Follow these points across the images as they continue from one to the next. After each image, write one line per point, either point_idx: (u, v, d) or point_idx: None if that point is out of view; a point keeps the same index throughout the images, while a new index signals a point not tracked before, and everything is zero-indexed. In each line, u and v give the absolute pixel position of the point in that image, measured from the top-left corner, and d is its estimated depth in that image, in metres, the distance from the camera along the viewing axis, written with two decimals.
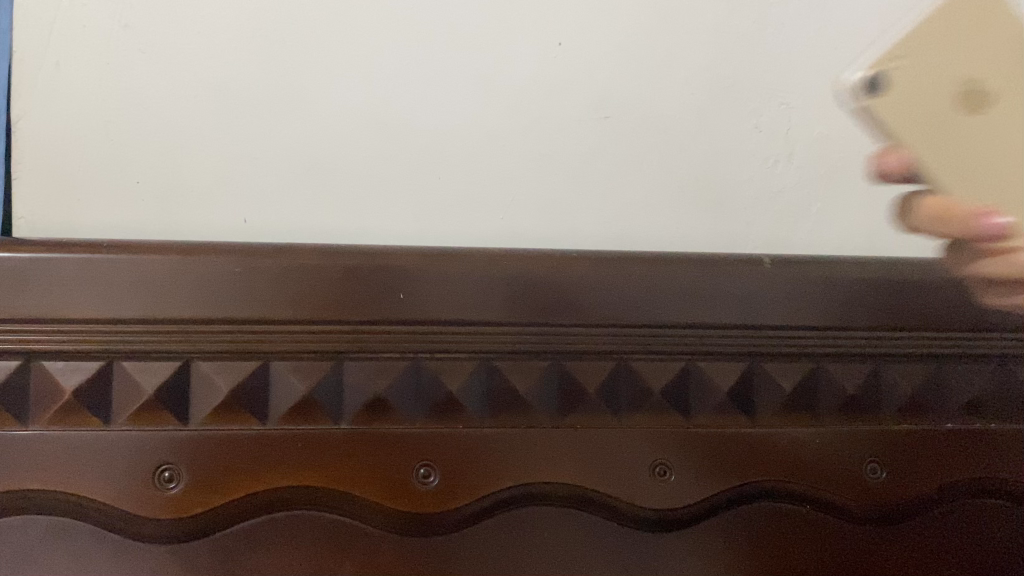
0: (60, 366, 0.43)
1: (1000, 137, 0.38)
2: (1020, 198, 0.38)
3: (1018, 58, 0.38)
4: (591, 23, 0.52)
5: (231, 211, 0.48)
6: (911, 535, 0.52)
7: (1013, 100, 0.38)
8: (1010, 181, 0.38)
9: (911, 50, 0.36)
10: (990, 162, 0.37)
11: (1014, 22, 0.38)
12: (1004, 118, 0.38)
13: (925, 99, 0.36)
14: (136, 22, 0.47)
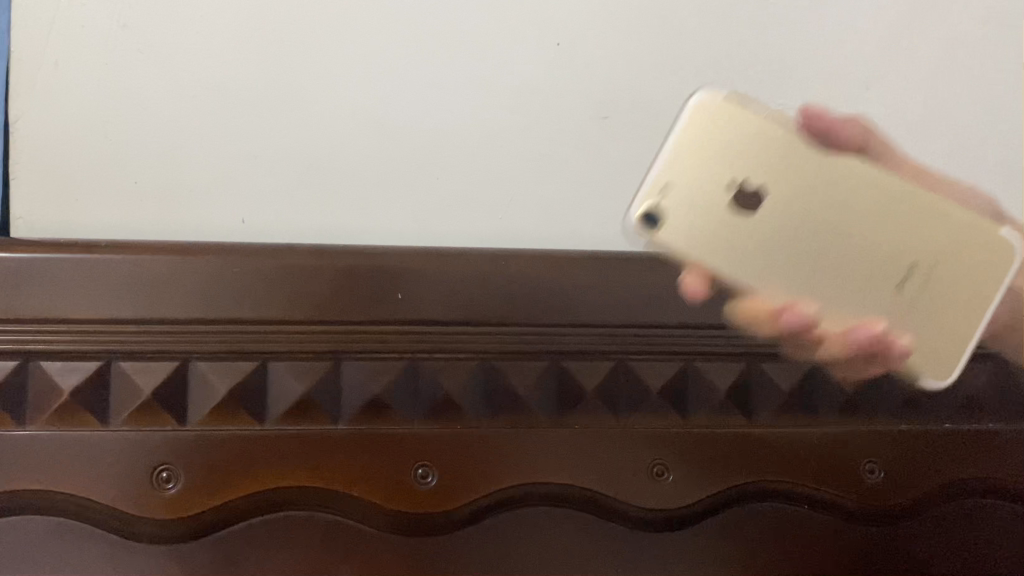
0: (59, 366, 0.45)
1: (793, 240, 0.42)
2: (830, 295, 0.42)
3: (780, 160, 0.42)
4: (589, 23, 0.52)
5: (230, 211, 0.49)
6: (914, 535, 0.52)
7: (786, 202, 0.42)
8: (822, 278, 0.42)
9: (678, 177, 0.41)
10: (799, 248, 0.42)
11: (768, 124, 0.41)
12: (790, 221, 0.42)
13: (708, 220, 0.41)
14: (135, 23, 0.48)
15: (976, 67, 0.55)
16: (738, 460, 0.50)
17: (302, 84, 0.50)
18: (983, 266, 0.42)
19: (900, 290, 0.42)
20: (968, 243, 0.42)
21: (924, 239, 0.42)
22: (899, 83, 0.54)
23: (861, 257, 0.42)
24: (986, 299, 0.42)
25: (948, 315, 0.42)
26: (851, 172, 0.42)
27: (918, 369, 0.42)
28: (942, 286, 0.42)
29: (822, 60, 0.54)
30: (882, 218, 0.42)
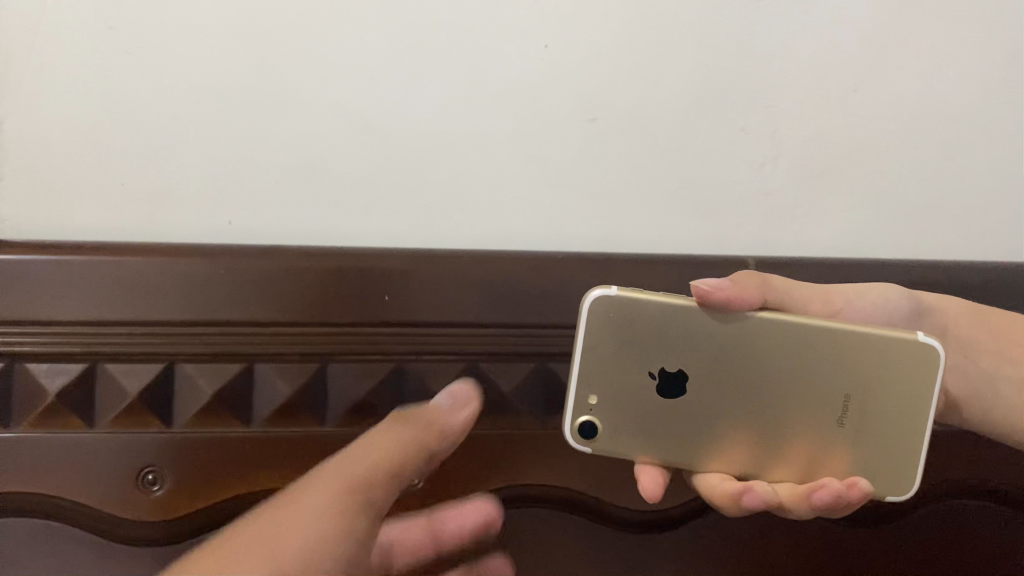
0: (45, 367, 0.45)
1: (728, 407, 0.43)
2: (776, 453, 0.43)
3: (697, 338, 0.42)
4: (580, 24, 0.51)
5: (216, 215, 0.50)
6: (898, 534, 0.53)
7: (715, 375, 0.42)
8: (766, 438, 0.43)
9: (601, 379, 0.42)
10: (734, 419, 0.43)
11: (678, 311, 0.42)
12: (722, 391, 0.42)
13: (643, 414, 0.42)
14: (121, 23, 0.47)
15: (974, 66, 0.54)
16: None
17: (289, 88, 0.49)
18: (912, 382, 0.43)
19: (843, 427, 0.43)
20: (893, 362, 0.43)
21: (849, 374, 0.43)
22: (892, 85, 0.54)
23: (797, 412, 0.43)
24: (922, 409, 0.43)
25: (895, 434, 0.43)
26: (765, 333, 0.42)
27: (882, 494, 0.43)
28: (881, 411, 0.43)
29: (814, 64, 0.53)
30: (806, 372, 0.43)
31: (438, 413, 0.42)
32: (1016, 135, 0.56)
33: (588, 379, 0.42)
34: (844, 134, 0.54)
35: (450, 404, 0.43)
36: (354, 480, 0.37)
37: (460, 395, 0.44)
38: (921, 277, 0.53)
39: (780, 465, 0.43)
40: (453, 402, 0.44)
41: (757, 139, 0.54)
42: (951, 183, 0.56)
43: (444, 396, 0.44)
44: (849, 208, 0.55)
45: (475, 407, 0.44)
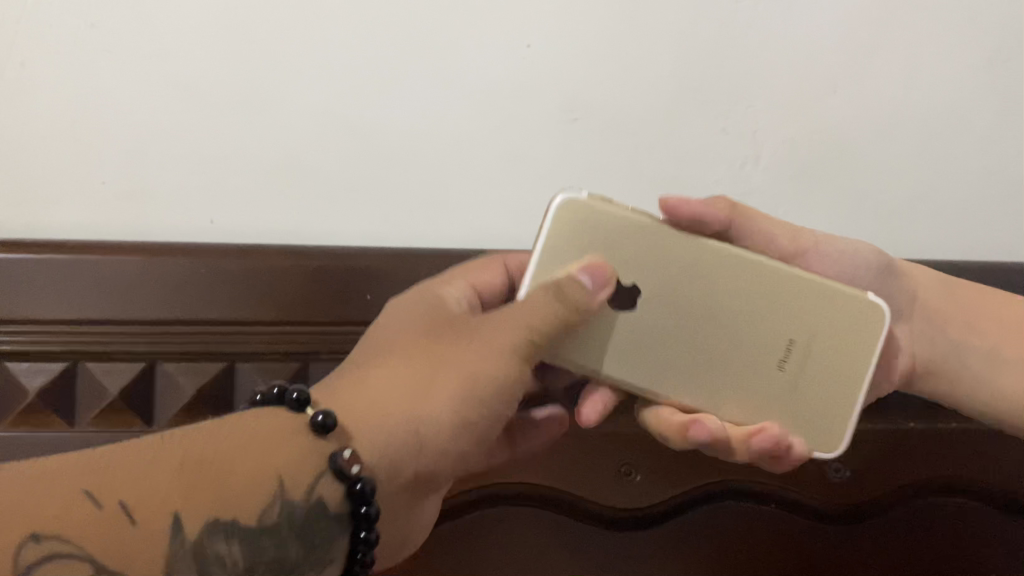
0: (25, 366, 0.45)
1: (675, 332, 0.40)
2: (716, 388, 0.40)
3: (650, 256, 0.40)
4: (558, 25, 0.52)
5: (197, 213, 0.49)
6: (883, 533, 0.52)
7: (665, 296, 0.40)
8: (710, 372, 0.40)
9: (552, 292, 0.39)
10: (683, 346, 0.40)
11: (635, 223, 0.39)
12: (672, 314, 0.40)
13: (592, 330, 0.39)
14: (103, 22, 0.48)
15: (947, 67, 0.55)
16: (698, 462, 0.51)
17: (272, 87, 0.49)
18: (859, 338, 0.41)
19: (785, 370, 0.41)
20: (838, 313, 0.41)
21: (797, 317, 0.41)
22: (872, 85, 0.55)
23: (747, 347, 0.40)
24: (862, 368, 0.41)
25: (835, 388, 0.41)
26: (720, 257, 0.40)
27: (814, 446, 0.41)
28: (826, 363, 0.41)
29: (791, 64, 0.54)
30: (757, 308, 0.40)
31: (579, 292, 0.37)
32: (989, 136, 0.56)
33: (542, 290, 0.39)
34: (826, 133, 0.55)
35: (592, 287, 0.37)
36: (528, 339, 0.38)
37: (599, 273, 0.37)
38: None
39: (727, 400, 0.40)
40: (595, 287, 0.37)
41: (736, 138, 0.54)
42: (929, 182, 0.56)
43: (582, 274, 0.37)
44: (832, 209, 0.55)
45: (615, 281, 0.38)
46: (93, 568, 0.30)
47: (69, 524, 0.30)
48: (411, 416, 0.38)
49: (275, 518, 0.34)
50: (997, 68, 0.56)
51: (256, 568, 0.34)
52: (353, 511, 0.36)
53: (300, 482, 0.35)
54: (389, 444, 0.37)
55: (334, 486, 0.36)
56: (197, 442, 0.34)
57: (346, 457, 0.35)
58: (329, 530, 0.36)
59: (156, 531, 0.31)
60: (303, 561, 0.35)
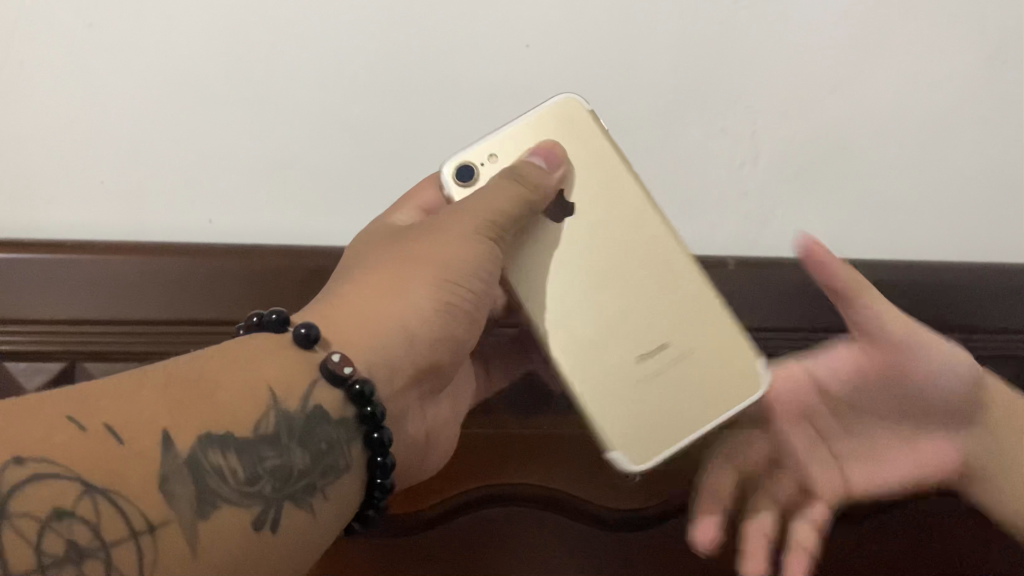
0: (21, 367, 0.45)
1: (585, 266, 0.43)
2: (587, 333, 0.42)
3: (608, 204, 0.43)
4: (555, 26, 0.52)
5: (196, 214, 0.49)
6: (883, 533, 0.51)
7: (596, 240, 0.43)
8: (597, 314, 0.42)
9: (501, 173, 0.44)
10: (591, 278, 0.43)
11: (619, 168, 0.43)
12: (592, 253, 0.43)
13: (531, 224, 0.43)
14: (102, 22, 0.48)
15: (945, 68, 0.55)
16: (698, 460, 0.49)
17: (270, 87, 0.49)
18: (725, 388, 0.41)
19: (641, 365, 0.42)
20: (718, 356, 0.42)
21: (685, 330, 0.42)
22: (870, 86, 0.55)
23: (633, 319, 0.42)
24: (711, 413, 0.41)
25: (674, 417, 0.41)
26: (666, 232, 0.43)
27: (618, 445, 0.41)
28: (677, 391, 0.41)
29: (789, 65, 0.54)
30: (662, 295, 0.42)
31: (535, 173, 0.41)
32: (988, 137, 0.56)
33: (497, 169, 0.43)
34: (824, 134, 0.55)
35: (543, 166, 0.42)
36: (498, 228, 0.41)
37: (549, 155, 0.43)
38: (903, 275, 0.53)
39: (590, 344, 0.42)
40: (546, 166, 0.42)
41: (735, 139, 0.54)
42: (928, 183, 0.56)
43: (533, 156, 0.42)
44: (830, 210, 0.55)
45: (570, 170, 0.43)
46: (85, 489, 0.28)
47: (53, 447, 0.28)
48: (395, 306, 0.39)
49: (274, 428, 0.33)
50: (996, 70, 0.56)
51: (263, 478, 0.33)
52: (359, 414, 0.36)
53: (294, 394, 0.34)
54: (378, 339, 0.38)
55: (331, 392, 0.35)
56: (181, 366, 0.33)
57: (335, 362, 0.35)
58: (335, 438, 0.35)
59: (148, 448, 0.30)
60: (311, 471, 0.34)
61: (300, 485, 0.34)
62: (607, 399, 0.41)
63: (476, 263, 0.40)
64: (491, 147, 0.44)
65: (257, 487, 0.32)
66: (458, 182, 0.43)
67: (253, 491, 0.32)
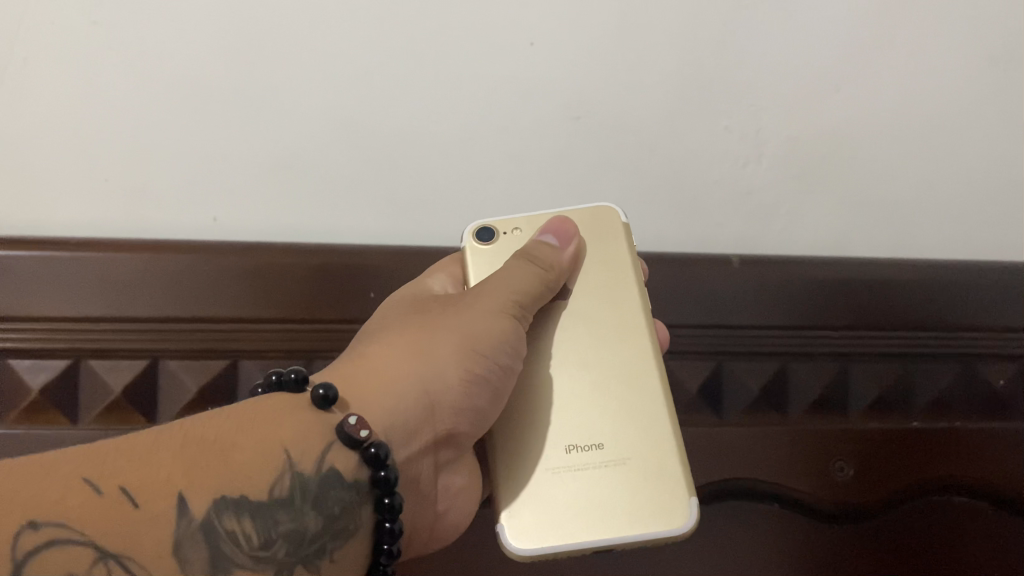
0: (26, 364, 0.45)
1: (561, 352, 0.43)
2: (543, 413, 0.42)
3: (602, 304, 0.44)
4: (559, 25, 0.52)
5: (199, 211, 0.49)
6: (885, 530, 0.51)
7: (580, 333, 0.44)
8: (560, 398, 0.42)
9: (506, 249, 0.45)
10: (567, 361, 0.43)
11: (628, 271, 0.45)
12: (572, 343, 0.43)
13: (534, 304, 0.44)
14: (106, 19, 0.48)
15: (946, 68, 0.56)
16: (704, 456, 0.48)
17: (274, 87, 0.49)
18: (644, 506, 0.39)
19: (570, 454, 0.41)
20: (650, 477, 0.40)
21: (628, 441, 0.41)
22: (872, 87, 0.55)
23: (592, 411, 0.42)
24: (620, 524, 0.39)
25: (586, 515, 0.39)
26: (648, 343, 0.43)
27: (506, 517, 0.40)
28: (594, 495, 0.40)
29: (793, 65, 0.54)
30: (625, 401, 0.42)
31: (547, 250, 0.43)
32: (989, 136, 0.57)
33: (517, 242, 0.45)
34: (826, 134, 0.55)
35: (555, 243, 0.44)
36: (517, 301, 0.42)
37: (564, 231, 0.44)
38: (903, 273, 0.53)
39: (540, 423, 0.42)
40: (558, 243, 0.44)
41: (739, 137, 0.54)
42: (930, 182, 0.56)
43: (549, 235, 0.44)
44: (834, 208, 0.55)
45: (583, 246, 0.45)
46: (99, 555, 0.29)
47: (69, 510, 0.29)
48: (415, 378, 0.40)
49: (288, 490, 0.34)
50: (996, 70, 0.56)
51: (277, 542, 0.33)
52: (373, 478, 0.36)
53: (309, 458, 0.35)
54: (398, 405, 0.39)
55: (347, 455, 0.36)
56: (195, 430, 0.34)
57: (352, 425, 0.36)
58: (349, 501, 0.35)
59: (163, 513, 0.30)
60: (324, 534, 0.34)
61: (313, 549, 0.34)
62: (520, 483, 0.40)
63: (499, 336, 0.41)
64: (517, 222, 0.46)
65: (270, 551, 0.32)
66: (477, 242, 0.45)
67: (266, 555, 0.32)
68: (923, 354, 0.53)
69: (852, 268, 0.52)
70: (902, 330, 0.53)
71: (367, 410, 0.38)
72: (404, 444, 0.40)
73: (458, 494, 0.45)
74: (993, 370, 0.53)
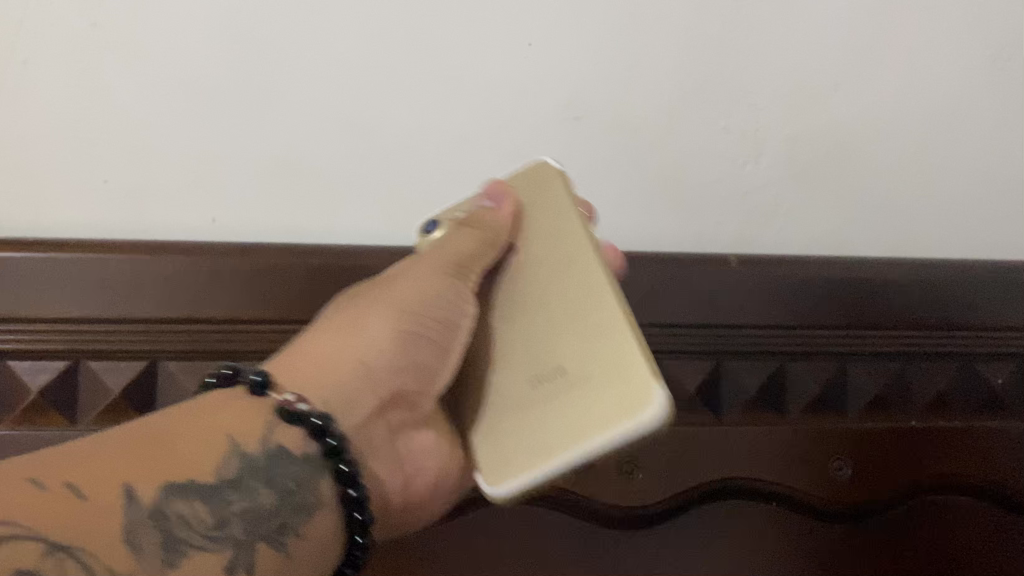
0: (27, 364, 0.45)
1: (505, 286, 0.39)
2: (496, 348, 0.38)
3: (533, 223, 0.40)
4: (559, 25, 0.52)
5: (199, 212, 0.49)
6: (886, 529, 0.51)
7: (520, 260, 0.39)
8: (506, 331, 0.38)
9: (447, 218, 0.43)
10: (511, 294, 0.39)
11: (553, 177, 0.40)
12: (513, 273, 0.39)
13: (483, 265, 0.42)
14: (106, 21, 0.48)
15: (944, 67, 0.56)
16: (701, 456, 0.49)
17: (273, 87, 0.50)
18: (610, 417, 0.32)
19: (525, 375, 0.36)
20: (613, 371, 0.33)
21: (590, 343, 0.34)
22: (871, 86, 0.55)
23: (548, 337, 0.36)
24: (591, 433, 0.32)
25: (571, 434, 0.33)
26: (590, 241, 0.37)
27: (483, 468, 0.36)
28: (561, 417, 0.33)
29: (792, 64, 0.54)
30: (574, 308, 0.35)
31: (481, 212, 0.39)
32: (988, 134, 0.57)
33: None
34: (824, 133, 0.55)
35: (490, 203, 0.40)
36: (453, 256, 0.39)
37: (498, 191, 0.40)
38: (904, 272, 0.53)
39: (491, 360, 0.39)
40: (491, 202, 0.40)
41: (738, 137, 0.54)
42: (929, 181, 0.56)
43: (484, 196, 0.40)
44: (834, 208, 0.55)
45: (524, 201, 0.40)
46: (48, 549, 0.29)
47: (16, 507, 0.29)
48: (350, 347, 0.39)
49: (236, 472, 0.34)
50: (993, 69, 0.56)
51: (231, 521, 0.33)
52: (325, 449, 0.35)
53: (255, 437, 0.35)
54: (336, 377, 0.38)
55: (295, 432, 0.35)
56: (141, 426, 0.34)
57: (288, 402, 0.36)
58: (303, 475, 0.35)
59: (113, 506, 0.31)
60: (281, 510, 0.34)
61: (270, 525, 0.34)
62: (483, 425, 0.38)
63: (432, 293, 0.39)
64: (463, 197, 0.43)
65: (225, 531, 0.33)
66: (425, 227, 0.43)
67: (221, 534, 0.33)
68: (923, 354, 0.53)
69: (854, 265, 0.52)
70: (902, 329, 0.52)
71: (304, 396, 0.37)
72: (349, 413, 0.38)
73: (425, 454, 0.42)
74: (992, 369, 0.54)
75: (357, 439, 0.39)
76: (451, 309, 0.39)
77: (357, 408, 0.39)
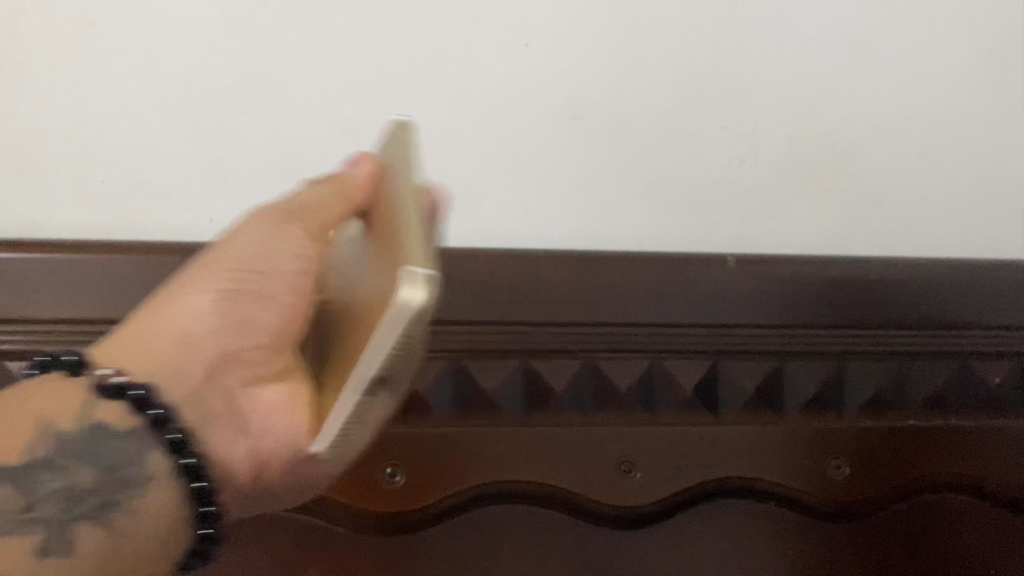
0: (25, 365, 0.44)
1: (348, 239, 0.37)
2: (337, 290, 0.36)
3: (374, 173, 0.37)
4: (558, 24, 0.52)
5: (197, 213, 0.49)
6: (885, 527, 0.51)
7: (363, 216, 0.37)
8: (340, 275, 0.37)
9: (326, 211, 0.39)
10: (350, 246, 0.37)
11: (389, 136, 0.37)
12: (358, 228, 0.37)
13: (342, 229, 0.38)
14: (104, 20, 0.48)
15: (940, 66, 0.56)
16: (697, 454, 0.49)
17: (270, 87, 0.50)
18: (380, 295, 0.29)
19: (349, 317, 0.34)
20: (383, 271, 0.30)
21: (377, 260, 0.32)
22: (868, 84, 0.55)
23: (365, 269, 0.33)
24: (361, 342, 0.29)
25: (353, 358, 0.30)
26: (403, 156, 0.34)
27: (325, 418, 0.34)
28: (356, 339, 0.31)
29: (789, 62, 0.54)
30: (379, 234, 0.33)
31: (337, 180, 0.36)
32: (985, 133, 0.57)
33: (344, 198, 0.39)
34: (821, 133, 0.55)
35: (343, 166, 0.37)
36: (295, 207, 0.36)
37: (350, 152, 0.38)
38: (904, 271, 0.52)
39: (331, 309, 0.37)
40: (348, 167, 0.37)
41: (735, 137, 0.54)
42: (926, 180, 0.56)
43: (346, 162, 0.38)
44: (832, 207, 0.55)
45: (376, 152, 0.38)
46: None
47: None
48: (177, 316, 0.36)
49: (47, 450, 0.33)
50: (989, 69, 0.57)
51: (43, 502, 0.32)
52: (151, 421, 0.34)
53: (68, 415, 0.34)
54: (169, 350, 0.35)
55: (117, 408, 0.34)
56: None
57: (104, 377, 0.34)
58: (130, 450, 0.34)
59: None
60: (101, 487, 0.33)
61: (89, 502, 0.33)
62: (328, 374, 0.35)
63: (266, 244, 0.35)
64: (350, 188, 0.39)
65: (38, 510, 0.32)
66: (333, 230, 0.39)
67: (35, 514, 0.32)
68: (921, 354, 0.52)
69: (853, 265, 0.52)
70: (900, 329, 0.52)
71: (125, 373, 0.34)
72: (175, 383, 0.35)
73: (274, 414, 0.35)
74: (990, 369, 0.53)
75: (189, 409, 0.35)
76: (281, 257, 0.35)
77: (184, 376, 0.35)
